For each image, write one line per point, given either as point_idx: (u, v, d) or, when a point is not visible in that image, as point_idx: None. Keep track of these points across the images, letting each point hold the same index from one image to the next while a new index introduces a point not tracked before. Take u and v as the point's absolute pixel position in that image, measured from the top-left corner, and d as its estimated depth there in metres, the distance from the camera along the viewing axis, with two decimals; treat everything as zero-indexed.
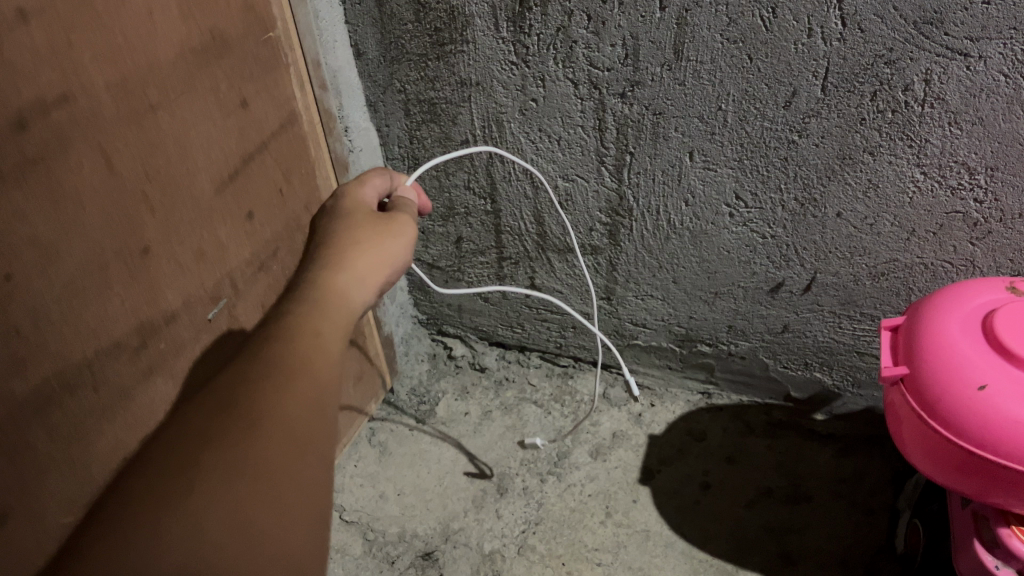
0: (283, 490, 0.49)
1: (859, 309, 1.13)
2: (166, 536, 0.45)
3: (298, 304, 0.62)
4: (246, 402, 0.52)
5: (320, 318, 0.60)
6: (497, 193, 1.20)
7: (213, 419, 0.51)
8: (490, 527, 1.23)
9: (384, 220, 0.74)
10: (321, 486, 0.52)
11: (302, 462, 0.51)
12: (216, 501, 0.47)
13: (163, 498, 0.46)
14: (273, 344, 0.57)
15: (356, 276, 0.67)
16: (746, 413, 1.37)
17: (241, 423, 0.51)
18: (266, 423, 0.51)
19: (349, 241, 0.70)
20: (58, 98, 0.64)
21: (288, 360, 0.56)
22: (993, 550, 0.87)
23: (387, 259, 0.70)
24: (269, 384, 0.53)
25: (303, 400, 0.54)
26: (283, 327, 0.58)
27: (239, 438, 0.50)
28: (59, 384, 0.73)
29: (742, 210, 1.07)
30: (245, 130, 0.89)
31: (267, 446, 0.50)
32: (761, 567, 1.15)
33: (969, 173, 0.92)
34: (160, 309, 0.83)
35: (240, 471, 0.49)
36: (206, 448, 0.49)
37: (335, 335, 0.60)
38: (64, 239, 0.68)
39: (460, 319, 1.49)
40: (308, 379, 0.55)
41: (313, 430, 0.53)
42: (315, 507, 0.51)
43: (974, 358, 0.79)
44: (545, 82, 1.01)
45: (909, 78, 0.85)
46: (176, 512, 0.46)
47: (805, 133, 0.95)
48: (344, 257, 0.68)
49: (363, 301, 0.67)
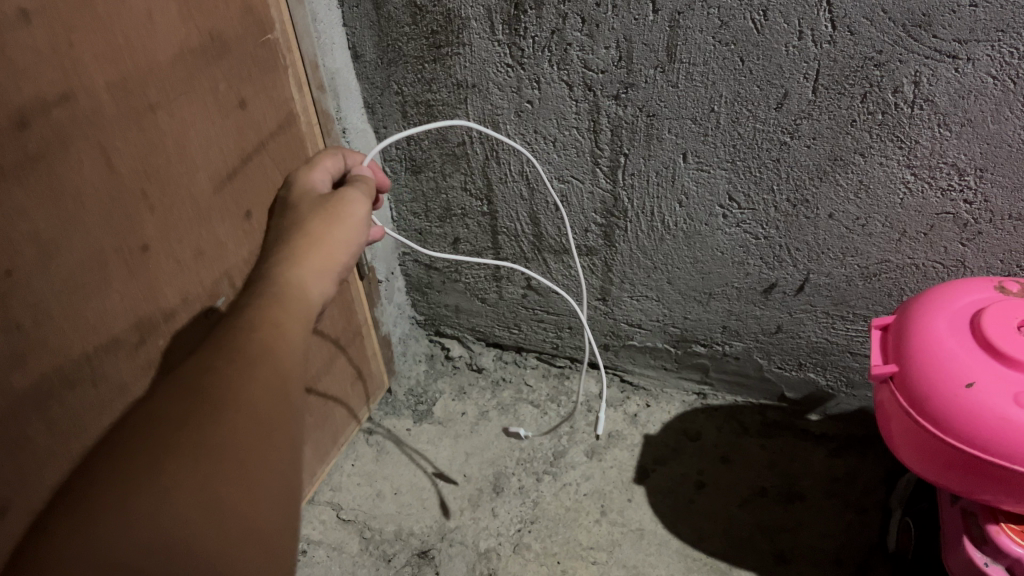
0: (254, 483, 0.49)
1: (852, 309, 1.14)
2: (140, 517, 0.45)
3: (257, 298, 0.59)
4: (216, 386, 0.51)
5: (279, 306, 0.58)
6: (494, 194, 1.21)
7: (185, 400, 0.49)
8: (486, 525, 1.24)
9: (332, 208, 0.70)
10: (291, 468, 0.52)
11: (271, 445, 0.51)
12: (190, 484, 0.46)
13: (136, 478, 0.45)
14: (235, 332, 0.55)
15: (313, 266, 0.64)
16: (741, 413, 1.38)
17: (209, 410, 0.49)
18: (239, 405, 0.50)
19: (302, 232, 0.67)
20: (59, 97, 0.66)
21: (251, 347, 0.54)
22: (982, 547, 0.87)
23: (338, 248, 0.67)
24: (236, 368, 0.52)
25: (268, 385, 0.53)
26: (247, 316, 0.56)
27: (209, 423, 0.49)
28: (58, 378, 0.74)
29: (735, 211, 1.08)
30: (243, 129, 0.90)
31: (235, 435, 0.49)
32: (755, 565, 1.16)
33: (958, 174, 0.93)
34: (158, 306, 0.84)
35: (214, 454, 0.48)
36: (179, 430, 0.48)
37: (296, 324, 0.59)
38: (65, 236, 0.70)
39: (457, 320, 1.50)
40: (272, 369, 0.54)
41: (281, 414, 0.53)
42: (286, 489, 0.51)
43: (962, 357, 0.80)
44: (541, 83, 1.03)
45: (899, 80, 0.87)
46: (151, 493, 0.45)
47: (796, 135, 0.96)
48: (297, 249, 0.65)
49: (325, 294, 0.65)
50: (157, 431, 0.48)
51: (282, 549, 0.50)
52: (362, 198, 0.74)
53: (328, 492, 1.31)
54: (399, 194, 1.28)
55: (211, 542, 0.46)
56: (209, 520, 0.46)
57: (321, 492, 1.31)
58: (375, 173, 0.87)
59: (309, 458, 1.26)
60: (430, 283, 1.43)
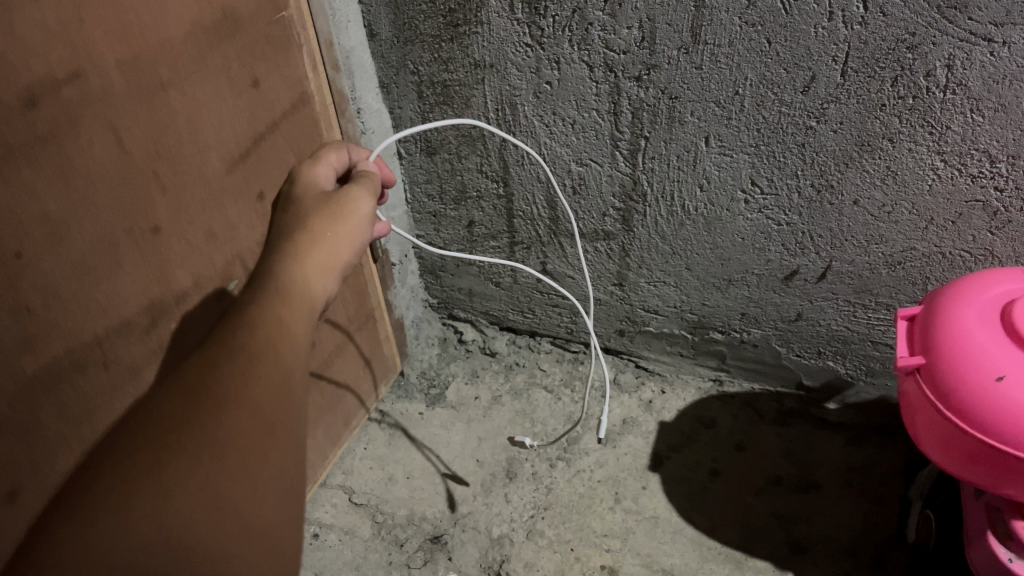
0: (256, 483, 0.49)
1: (874, 298, 1.12)
2: (141, 517, 0.44)
3: (259, 295, 0.59)
4: (218, 383, 0.50)
5: (282, 305, 0.58)
6: (510, 177, 1.19)
7: (186, 399, 0.49)
8: (499, 511, 1.23)
9: (337, 207, 0.70)
10: (292, 467, 0.52)
11: (273, 444, 0.51)
12: (192, 484, 0.46)
13: (137, 476, 0.45)
14: (237, 328, 0.55)
15: (316, 263, 0.64)
16: (758, 401, 1.36)
17: (210, 410, 0.49)
18: (242, 403, 0.50)
19: (307, 229, 0.67)
20: (69, 75, 0.64)
21: (254, 344, 0.54)
22: (1006, 542, 0.86)
23: (342, 244, 0.67)
24: (239, 365, 0.52)
25: (270, 384, 0.53)
26: (249, 315, 0.56)
27: (212, 422, 0.49)
28: (69, 361, 0.73)
29: (757, 197, 1.06)
30: (256, 109, 0.89)
31: (237, 435, 0.49)
32: (771, 555, 1.14)
33: (990, 161, 0.90)
34: (169, 288, 0.83)
35: (215, 452, 0.48)
36: (181, 427, 0.48)
37: (297, 322, 0.58)
38: (77, 216, 0.68)
39: (471, 303, 1.48)
40: (274, 368, 0.54)
41: (283, 412, 0.53)
42: (288, 488, 0.51)
43: (991, 349, 0.78)
44: (560, 64, 1.00)
45: (932, 64, 0.84)
46: (152, 491, 0.45)
47: (823, 119, 0.94)
48: (301, 247, 0.65)
49: (326, 291, 0.65)
50: (159, 429, 0.47)
51: (284, 549, 0.50)
52: (368, 195, 0.74)
53: (340, 475, 1.30)
54: (413, 175, 1.26)
55: (212, 541, 0.46)
56: (210, 518, 0.46)
57: (333, 476, 1.30)
58: (381, 168, 0.85)
59: (321, 442, 1.26)
60: (444, 267, 1.42)
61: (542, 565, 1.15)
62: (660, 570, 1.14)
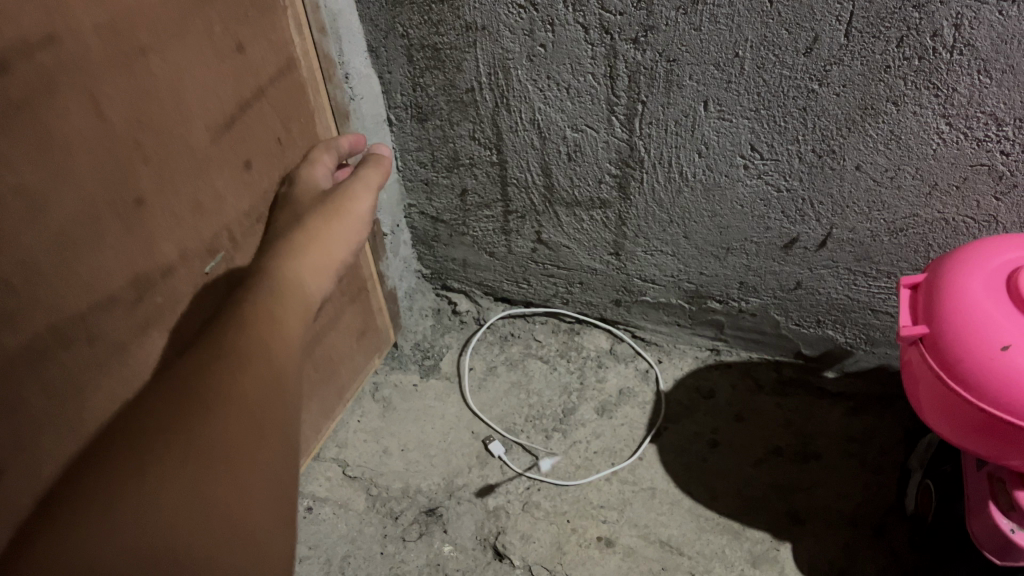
0: (249, 481, 0.47)
1: (875, 266, 1.10)
2: (127, 517, 0.42)
3: (253, 293, 0.58)
4: (208, 381, 0.49)
5: (274, 302, 0.58)
6: (503, 143, 1.16)
7: (175, 398, 0.48)
8: (495, 483, 1.22)
9: (332, 208, 0.72)
10: (284, 466, 0.51)
11: (264, 443, 0.50)
12: (179, 483, 0.45)
13: (123, 475, 0.44)
14: (228, 326, 0.54)
15: (309, 263, 0.65)
16: (756, 370, 1.35)
17: (199, 407, 0.48)
18: (231, 401, 0.49)
19: (304, 231, 0.68)
20: (43, 39, 0.61)
21: (245, 343, 0.53)
22: (1009, 513, 0.85)
23: (336, 246, 0.68)
24: (230, 364, 0.51)
25: (261, 381, 0.52)
26: (241, 312, 0.56)
27: (200, 419, 0.47)
28: (52, 337, 0.70)
29: (756, 162, 1.03)
30: (242, 75, 0.85)
31: (226, 434, 0.48)
32: (769, 525, 1.14)
33: (996, 124, 0.88)
34: (155, 262, 0.80)
35: (204, 451, 0.46)
36: (170, 425, 0.46)
37: (291, 321, 0.58)
38: (55, 188, 0.66)
39: (465, 274, 1.46)
40: (267, 367, 0.53)
41: (272, 411, 0.51)
42: (280, 489, 0.49)
43: (997, 317, 0.76)
44: (554, 26, 0.97)
45: (939, 23, 0.81)
46: (138, 490, 0.43)
47: (825, 82, 0.91)
48: (293, 249, 0.65)
49: (320, 291, 0.64)
50: (147, 429, 0.46)
51: (276, 552, 0.47)
52: (366, 195, 0.76)
53: (334, 448, 1.29)
54: (404, 142, 1.23)
55: (199, 542, 0.44)
56: (198, 519, 0.44)
57: (327, 449, 1.29)
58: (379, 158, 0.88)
59: (315, 415, 1.24)
60: (437, 236, 1.39)
61: (538, 537, 1.15)
62: (657, 540, 1.13)
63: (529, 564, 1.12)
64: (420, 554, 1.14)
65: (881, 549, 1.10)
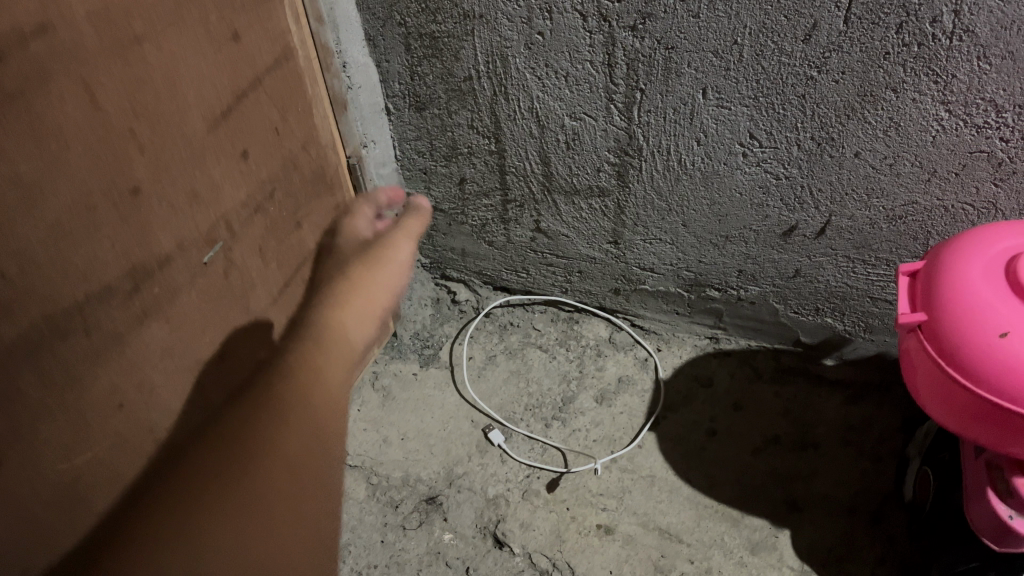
0: (291, 542, 0.49)
1: (874, 253, 1.10)
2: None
3: (298, 341, 0.59)
4: (254, 436, 0.50)
5: (321, 352, 0.59)
6: (502, 132, 1.15)
7: (223, 452, 0.49)
8: (495, 471, 1.22)
9: (374, 254, 0.72)
10: (327, 523, 0.52)
11: (308, 500, 0.51)
12: (223, 543, 0.46)
13: (171, 534, 0.45)
14: (274, 377, 0.55)
15: (356, 307, 0.65)
16: (755, 358, 1.35)
17: (248, 463, 0.49)
18: (279, 457, 0.50)
19: (345, 279, 0.68)
20: (37, 29, 0.61)
21: (291, 396, 0.54)
22: (1005, 500, 0.85)
23: (380, 289, 0.69)
24: (278, 416, 0.52)
25: (307, 436, 0.53)
26: (288, 364, 0.56)
27: (247, 478, 0.48)
28: (50, 328, 0.70)
29: (755, 150, 1.03)
30: (238, 64, 0.85)
31: (272, 492, 0.49)
32: (768, 513, 1.14)
33: (996, 111, 0.88)
34: (152, 252, 0.80)
35: (249, 506, 0.48)
36: (216, 481, 0.48)
37: (334, 370, 0.59)
38: (50, 178, 0.66)
39: (464, 263, 1.46)
40: (312, 423, 0.54)
41: (316, 468, 0.53)
42: (320, 547, 0.51)
43: (996, 304, 0.76)
44: (552, 14, 0.97)
45: (938, 10, 0.81)
46: (185, 552, 0.45)
47: (824, 69, 0.90)
48: (341, 294, 0.65)
49: (364, 337, 0.65)
50: (196, 481, 0.47)
51: None
52: (407, 241, 0.75)
53: None
54: (402, 131, 1.23)
55: None
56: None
57: None
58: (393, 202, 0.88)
59: None
60: (435, 226, 1.39)
61: (538, 525, 1.15)
62: (656, 528, 1.14)
63: (529, 552, 1.12)
64: (420, 543, 1.14)
65: (880, 535, 1.10)
